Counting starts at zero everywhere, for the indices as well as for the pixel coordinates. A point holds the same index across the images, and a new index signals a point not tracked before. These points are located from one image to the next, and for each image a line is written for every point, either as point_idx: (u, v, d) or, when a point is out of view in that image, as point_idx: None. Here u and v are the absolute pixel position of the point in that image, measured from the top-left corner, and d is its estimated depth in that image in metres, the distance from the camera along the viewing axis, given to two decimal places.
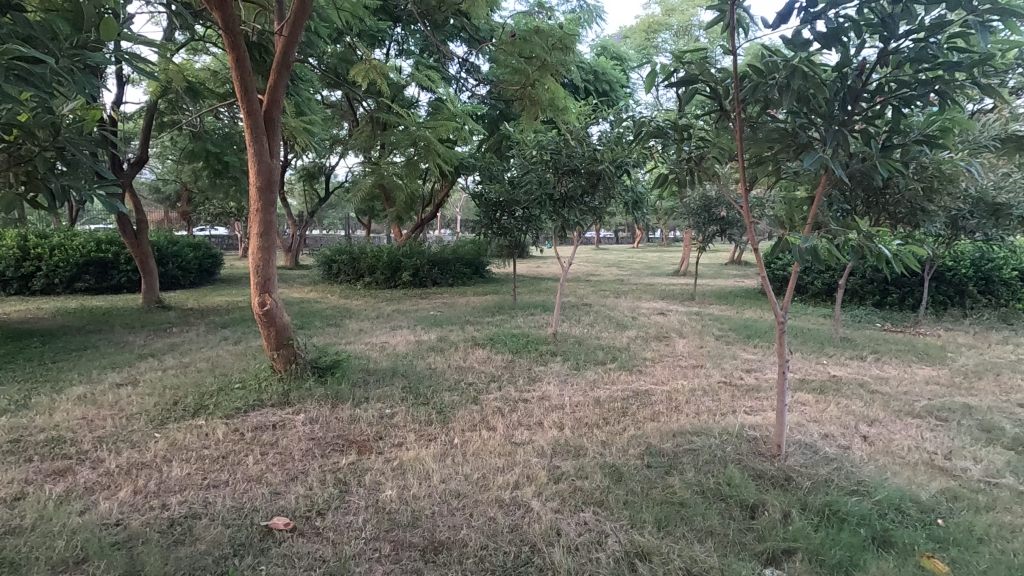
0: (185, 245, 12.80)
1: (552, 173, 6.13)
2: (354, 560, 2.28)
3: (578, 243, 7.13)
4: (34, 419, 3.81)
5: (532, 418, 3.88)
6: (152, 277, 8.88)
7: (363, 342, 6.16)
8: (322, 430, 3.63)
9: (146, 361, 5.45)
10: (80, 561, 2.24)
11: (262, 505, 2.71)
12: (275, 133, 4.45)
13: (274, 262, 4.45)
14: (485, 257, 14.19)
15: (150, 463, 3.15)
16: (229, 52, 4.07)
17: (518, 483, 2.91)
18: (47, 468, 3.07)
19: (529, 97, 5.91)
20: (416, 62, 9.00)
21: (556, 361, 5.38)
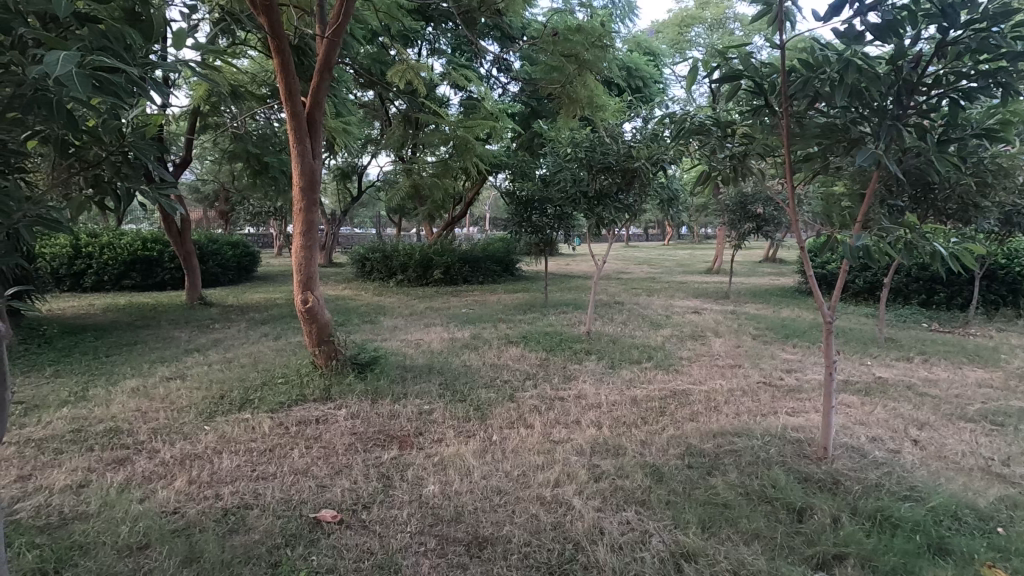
0: (225, 244, 13.19)
1: (586, 171, 6.09)
2: (402, 553, 2.32)
3: (611, 241, 7.09)
4: (93, 410, 4.00)
5: (570, 416, 3.89)
6: (195, 275, 9.17)
7: (398, 339, 6.25)
8: (364, 425, 3.71)
9: (192, 356, 5.64)
10: (143, 547, 2.35)
11: (309, 497, 2.78)
12: (317, 134, 4.54)
13: (316, 261, 4.56)
14: (515, 255, 14.21)
15: (202, 455, 3.27)
16: (274, 57, 4.18)
17: (559, 481, 2.92)
18: (108, 457, 3.23)
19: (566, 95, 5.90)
20: (450, 61, 9.05)
21: (591, 359, 5.35)
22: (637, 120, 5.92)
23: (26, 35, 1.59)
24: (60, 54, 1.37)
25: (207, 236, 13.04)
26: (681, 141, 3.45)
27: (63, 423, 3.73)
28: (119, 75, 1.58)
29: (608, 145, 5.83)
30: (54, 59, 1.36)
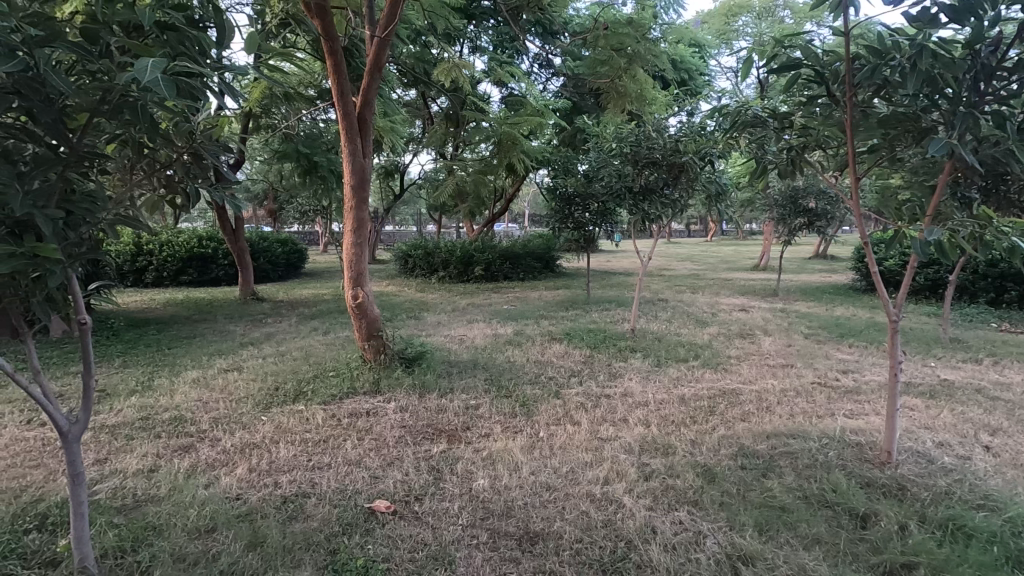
0: (274, 241, 13.65)
1: (632, 166, 5.99)
2: (455, 545, 2.36)
3: (657, 236, 6.98)
4: (159, 399, 4.22)
5: (616, 414, 3.85)
6: (248, 271, 9.51)
7: (442, 335, 6.33)
8: (413, 419, 3.78)
9: (247, 349, 5.87)
10: (210, 530, 2.47)
11: (363, 487, 2.86)
12: (367, 133, 4.65)
13: (366, 257, 4.68)
14: (556, 251, 14.18)
15: (261, 444, 3.40)
16: (327, 59, 4.29)
17: (608, 479, 2.90)
18: (174, 445, 3.40)
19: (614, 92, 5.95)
20: (492, 58, 9.06)
21: (636, 357, 5.29)
22: (683, 114, 5.80)
23: (112, 43, 1.69)
24: (149, 62, 1.44)
25: (257, 234, 13.53)
26: (734, 135, 3.35)
27: (132, 411, 3.95)
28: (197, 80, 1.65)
29: (653, 140, 5.71)
30: (143, 65, 1.43)
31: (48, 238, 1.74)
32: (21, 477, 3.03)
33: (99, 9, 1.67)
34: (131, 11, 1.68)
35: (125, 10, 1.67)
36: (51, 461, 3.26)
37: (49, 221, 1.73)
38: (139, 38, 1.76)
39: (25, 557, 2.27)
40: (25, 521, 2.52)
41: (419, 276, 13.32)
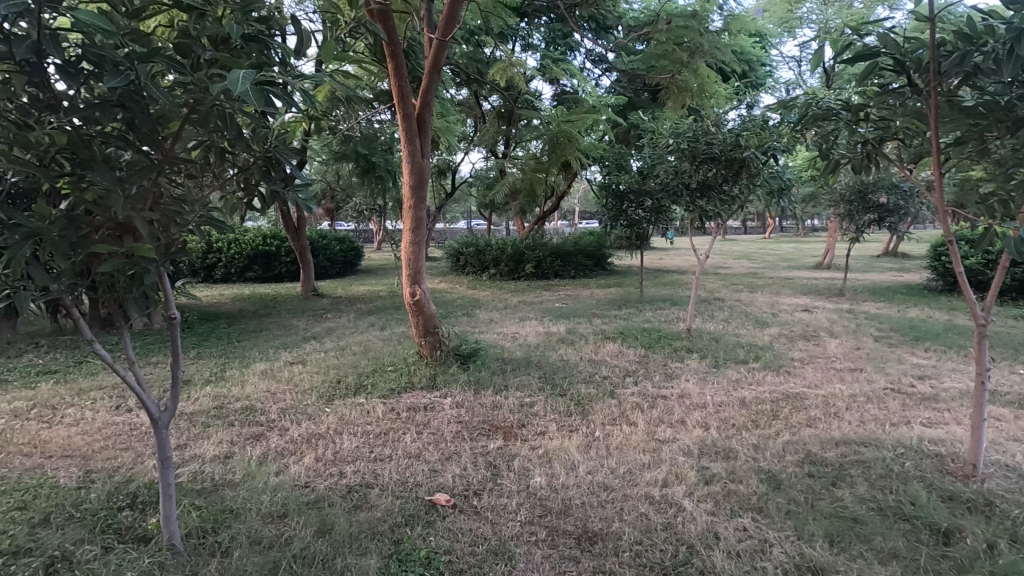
0: (332, 238, 14.14)
1: (689, 162, 5.83)
2: (514, 541, 2.39)
3: (715, 234, 6.78)
4: (231, 389, 4.47)
5: (674, 415, 3.78)
6: (309, 268, 9.89)
7: (495, 332, 6.39)
8: (469, 415, 3.84)
9: (310, 343, 6.12)
10: (283, 515, 2.60)
11: (423, 480, 2.93)
12: (426, 133, 4.75)
13: (424, 255, 4.80)
14: (607, 249, 14.03)
15: (326, 435, 3.55)
16: (388, 61, 4.41)
17: (667, 481, 2.86)
18: (247, 433, 3.59)
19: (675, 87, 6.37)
20: (544, 55, 9.03)
21: (693, 358, 5.16)
22: (743, 107, 5.60)
23: (203, 56, 1.79)
24: (240, 74, 1.52)
25: (317, 233, 14.06)
26: (804, 128, 3.19)
27: (208, 400, 4.20)
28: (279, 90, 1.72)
29: (712, 134, 5.56)
30: (235, 78, 1.52)
31: (144, 240, 1.88)
32: (113, 458, 3.29)
33: (191, 24, 1.77)
34: (220, 25, 1.77)
35: (213, 24, 1.76)
36: (139, 444, 3.52)
37: (145, 224, 1.88)
38: (225, 50, 1.85)
39: (121, 532, 2.47)
40: (119, 500, 2.73)
41: (471, 274, 13.48)
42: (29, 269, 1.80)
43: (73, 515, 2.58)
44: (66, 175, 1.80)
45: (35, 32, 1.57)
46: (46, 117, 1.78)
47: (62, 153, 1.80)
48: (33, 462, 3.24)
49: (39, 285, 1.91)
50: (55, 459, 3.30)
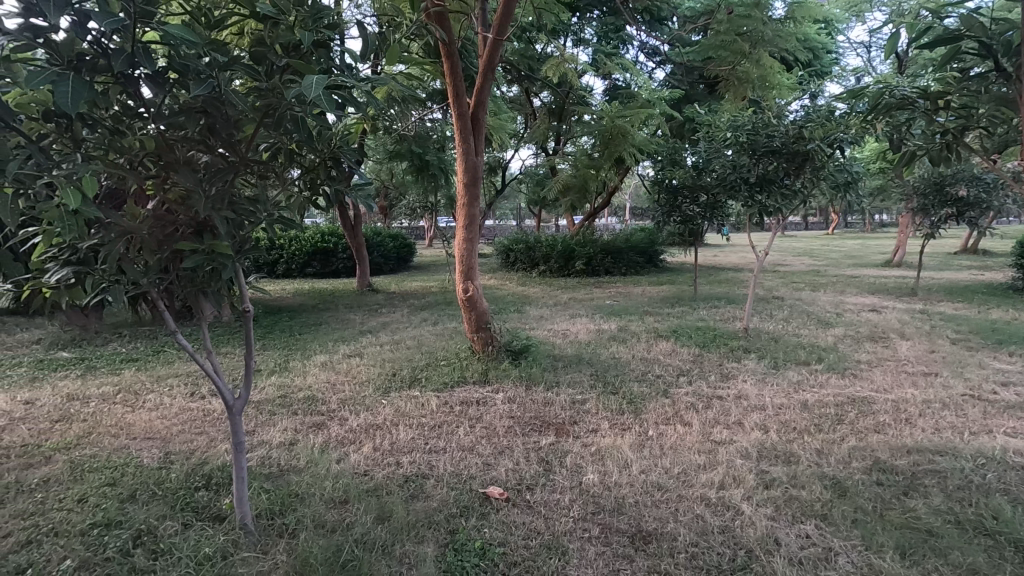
0: (386, 235, 14.52)
1: (748, 156, 5.64)
2: (567, 536, 2.40)
3: (774, 229, 6.52)
4: (294, 379, 4.69)
5: (730, 417, 3.68)
6: (365, 264, 10.20)
7: (545, 329, 6.40)
8: (521, 410, 3.88)
9: (366, 337, 6.32)
10: (344, 500, 2.71)
11: (477, 473, 2.99)
12: (480, 132, 4.82)
13: (476, 252, 4.87)
14: (659, 245, 13.76)
15: (383, 425, 3.67)
16: (444, 61, 4.50)
17: (723, 484, 2.79)
18: (309, 421, 3.77)
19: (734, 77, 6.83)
20: (596, 49, 8.93)
21: (751, 358, 5.00)
22: (807, 97, 5.36)
23: (277, 63, 1.90)
24: (315, 78, 1.60)
25: (371, 230, 14.47)
26: (876, 118, 3.00)
27: (273, 389, 4.42)
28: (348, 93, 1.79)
29: (773, 127, 5.35)
30: (309, 83, 1.60)
31: (223, 237, 2.02)
32: (190, 441, 3.52)
33: (267, 33, 1.87)
34: (293, 33, 1.86)
35: (287, 32, 1.86)
36: (212, 429, 3.76)
37: (223, 223, 2.00)
38: (297, 56, 1.95)
39: (198, 511, 2.64)
40: (196, 480, 2.92)
41: (521, 270, 13.54)
42: (122, 265, 1.96)
43: (156, 492, 2.79)
44: (152, 177, 1.95)
45: (130, 47, 1.70)
46: (136, 124, 1.92)
47: (150, 157, 1.95)
48: (120, 443, 3.51)
49: (129, 279, 2.07)
50: (139, 440, 3.57)
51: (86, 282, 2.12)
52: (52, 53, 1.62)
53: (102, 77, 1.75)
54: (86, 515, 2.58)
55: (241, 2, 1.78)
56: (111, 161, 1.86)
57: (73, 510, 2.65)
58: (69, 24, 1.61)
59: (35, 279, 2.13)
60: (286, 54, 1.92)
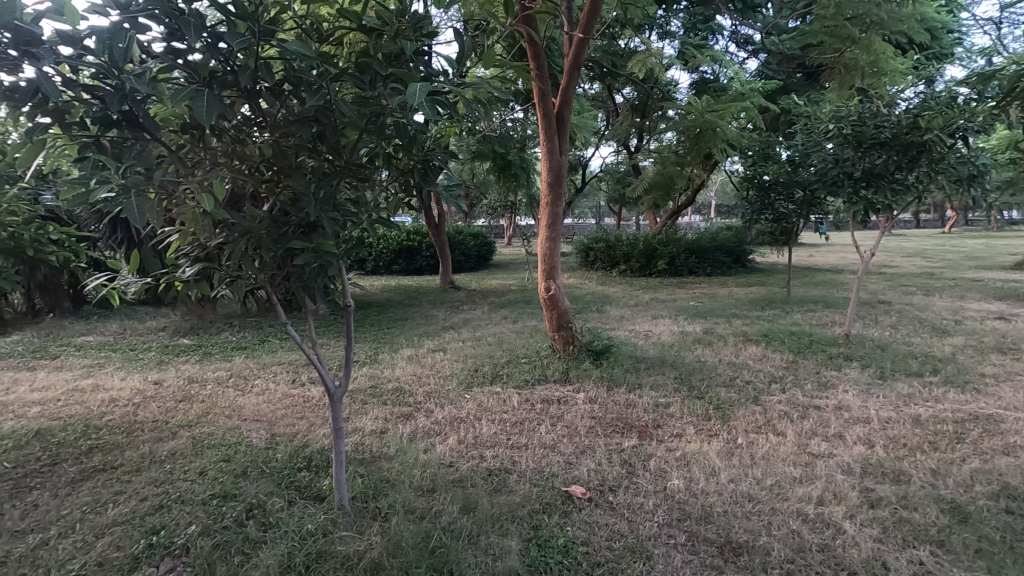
0: (467, 234, 14.87)
1: (852, 148, 5.23)
2: (652, 541, 2.36)
3: (882, 227, 6.00)
4: (383, 371, 4.95)
5: (829, 428, 3.44)
6: (447, 261, 10.50)
7: (627, 329, 6.30)
8: (602, 411, 3.85)
9: (449, 332, 6.52)
10: (431, 489, 2.83)
11: (559, 471, 3.00)
12: (565, 131, 4.83)
13: (559, 252, 4.89)
14: (748, 245, 13.10)
15: (467, 419, 3.78)
16: (530, 62, 4.54)
17: (822, 499, 2.62)
18: (397, 411, 3.95)
19: (842, 65, 6.62)
20: (682, 42, 8.66)
21: (853, 367, 4.64)
22: (922, 83, 4.90)
23: (380, 72, 2.02)
24: (417, 87, 1.70)
25: (453, 228, 14.89)
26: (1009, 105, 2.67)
27: (364, 379, 4.69)
28: (446, 99, 1.88)
29: (883, 117, 4.93)
30: (412, 91, 1.70)
31: (328, 236, 2.18)
32: (292, 425, 3.81)
33: (371, 44, 2.00)
34: (395, 43, 1.99)
35: (389, 43, 1.99)
36: (311, 414, 4.04)
37: (329, 223, 2.15)
38: (397, 64, 2.06)
39: (300, 489, 2.86)
40: (298, 461, 3.16)
41: (600, 270, 13.38)
42: (242, 262, 2.14)
43: (265, 470, 3.05)
44: (267, 181, 2.13)
45: (253, 63, 1.88)
46: (255, 133, 2.11)
47: (266, 164, 2.14)
48: (233, 423, 3.87)
49: (247, 274, 2.26)
50: (249, 421, 3.91)
51: (211, 276, 2.34)
52: (189, 72, 1.81)
53: (229, 92, 1.93)
54: (207, 486, 2.87)
55: (349, 17, 1.94)
56: (234, 167, 2.07)
57: (195, 481, 2.96)
58: (204, 46, 1.80)
59: (169, 272, 2.38)
60: (386, 60, 2.03)
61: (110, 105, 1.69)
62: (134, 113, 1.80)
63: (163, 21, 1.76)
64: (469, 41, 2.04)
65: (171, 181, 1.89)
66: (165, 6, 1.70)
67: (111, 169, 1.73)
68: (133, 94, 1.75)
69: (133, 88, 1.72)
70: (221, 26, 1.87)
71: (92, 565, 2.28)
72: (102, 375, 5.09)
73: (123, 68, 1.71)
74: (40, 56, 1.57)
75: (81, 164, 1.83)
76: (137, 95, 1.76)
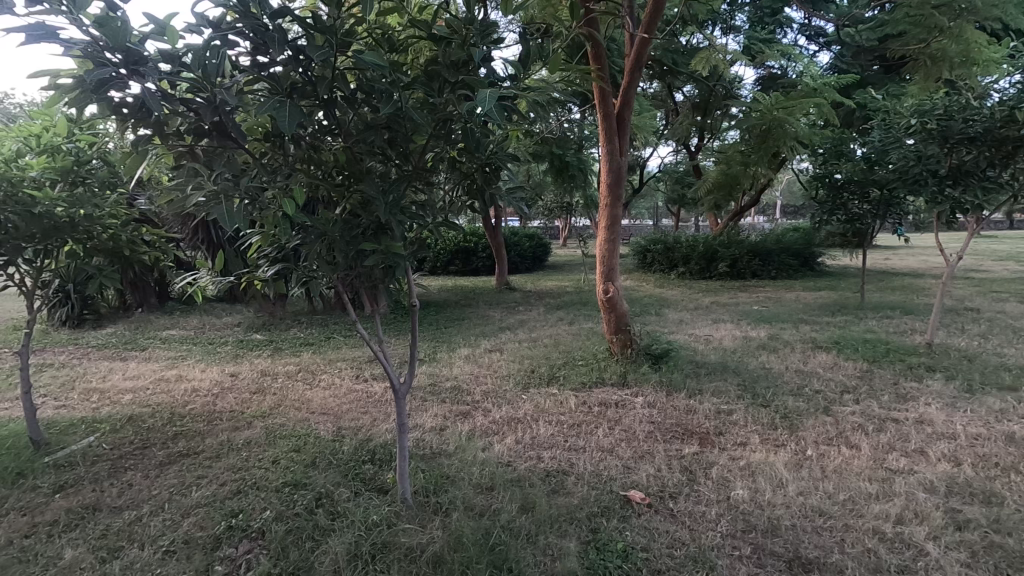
0: (523, 236, 14.95)
1: (938, 145, 4.88)
2: (714, 551, 2.30)
3: (970, 228, 5.57)
4: (442, 369, 5.06)
5: (910, 443, 3.24)
6: (503, 263, 10.59)
7: (687, 333, 6.16)
8: (661, 416, 3.78)
9: (505, 333, 6.58)
10: (490, 487, 2.87)
11: (617, 475, 2.97)
12: (625, 131, 4.78)
13: (618, 254, 4.84)
14: (817, 247, 12.50)
15: (524, 419, 3.81)
16: (591, 63, 4.52)
17: (901, 518, 2.47)
18: (456, 410, 4.03)
19: (927, 57, 6.20)
20: (748, 37, 8.36)
21: (936, 378, 4.32)
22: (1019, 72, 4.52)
23: (450, 80, 2.08)
24: (487, 94, 1.75)
25: (509, 230, 15.00)
26: None
27: (423, 377, 4.81)
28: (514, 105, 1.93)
29: (973, 110, 4.58)
30: (482, 97, 1.76)
31: (396, 238, 2.27)
32: (356, 419, 3.97)
33: (440, 52, 2.06)
34: (463, 50, 2.04)
35: (458, 50, 2.04)
36: (374, 409, 4.19)
37: (398, 226, 2.23)
38: (465, 71, 2.11)
39: (365, 481, 2.98)
40: (363, 454, 3.29)
41: (658, 272, 13.11)
42: (317, 262, 2.26)
43: (332, 461, 3.19)
44: (340, 186, 2.23)
45: (330, 73, 1.98)
46: (330, 142, 2.21)
47: (339, 170, 2.24)
48: (303, 415, 4.07)
49: (321, 274, 2.38)
50: (317, 414, 4.10)
51: (287, 276, 2.47)
52: (272, 83, 1.93)
53: (307, 101, 2.05)
54: (279, 474, 3.04)
55: (420, 27, 2.00)
56: (311, 173, 2.18)
57: (269, 469, 3.14)
58: (286, 59, 1.91)
59: (249, 271, 2.52)
60: (454, 69, 2.08)
61: (204, 116, 1.83)
62: (224, 123, 1.95)
63: (250, 37, 1.89)
64: (539, 46, 2.07)
65: (255, 187, 2.02)
66: (252, 22, 1.82)
67: (203, 176, 1.87)
68: (222, 105, 1.88)
69: (223, 100, 1.86)
70: (301, 39, 1.98)
71: (179, 542, 2.47)
72: (184, 367, 5.47)
73: (215, 82, 1.85)
74: (145, 73, 1.73)
75: (178, 172, 1.99)
76: (226, 107, 1.90)
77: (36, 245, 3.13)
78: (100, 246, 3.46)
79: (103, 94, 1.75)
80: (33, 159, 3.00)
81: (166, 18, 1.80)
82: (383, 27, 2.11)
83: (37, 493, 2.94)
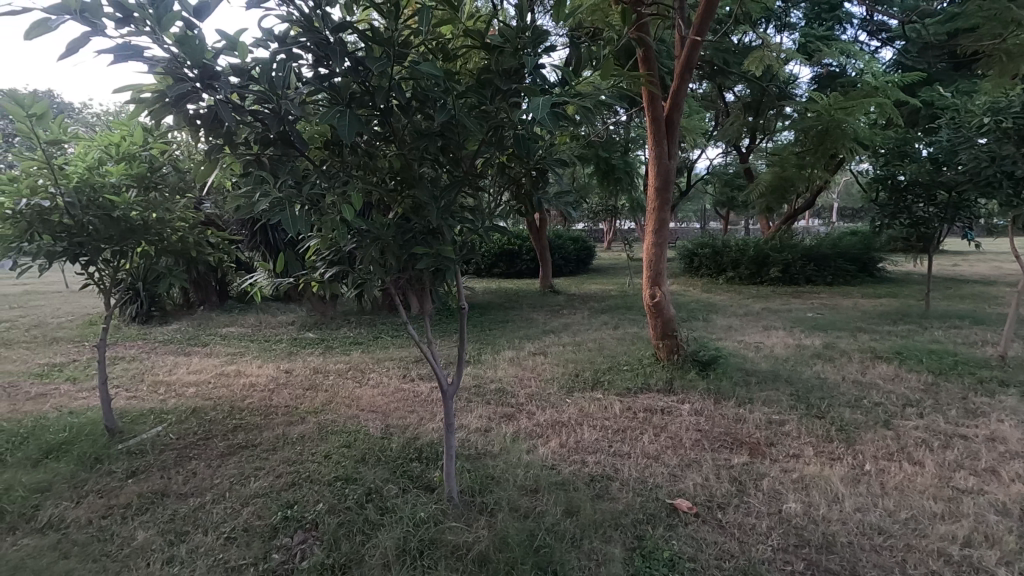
0: (567, 238, 14.91)
1: (1013, 144, 4.58)
2: (765, 565, 2.24)
3: None
4: (486, 371, 5.11)
5: (980, 461, 3.05)
6: (547, 265, 10.59)
7: (736, 340, 5.99)
8: (709, 424, 3.70)
9: (549, 336, 6.58)
10: (535, 489, 2.89)
11: (663, 483, 2.94)
12: (675, 134, 4.71)
13: (665, 258, 4.76)
14: (877, 251, 11.93)
15: (568, 423, 3.81)
16: (641, 66, 4.48)
17: (969, 541, 2.34)
18: (501, 411, 4.07)
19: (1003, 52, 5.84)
20: (804, 34, 8.09)
21: (1009, 394, 4.05)
22: None
23: (501, 87, 2.12)
24: (540, 100, 1.76)
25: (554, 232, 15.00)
26: None
27: (468, 378, 4.89)
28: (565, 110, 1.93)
29: None
30: (535, 104, 1.77)
31: (447, 242, 2.33)
32: (404, 418, 4.06)
33: (493, 60, 2.12)
34: (516, 57, 2.09)
35: (511, 57, 2.09)
36: (421, 408, 4.28)
37: (449, 231, 2.29)
38: (517, 78, 2.16)
39: (413, 478, 3.05)
40: (410, 452, 3.37)
41: (706, 276, 12.80)
42: (371, 265, 2.34)
43: (381, 457, 3.29)
44: (394, 191, 2.31)
45: (387, 82, 2.05)
46: (386, 148, 2.30)
47: (394, 175, 2.32)
48: (353, 412, 4.21)
49: (375, 276, 2.46)
50: (367, 411, 4.23)
51: (344, 277, 2.57)
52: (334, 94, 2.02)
53: (365, 109, 2.12)
54: (332, 468, 3.16)
55: (474, 36, 2.07)
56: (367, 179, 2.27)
57: (321, 463, 3.26)
58: (346, 70, 2.00)
59: (307, 272, 2.64)
60: (504, 76, 2.13)
61: (270, 126, 1.94)
62: (287, 132, 2.05)
63: (312, 50, 1.98)
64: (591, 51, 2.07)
65: (316, 192, 2.11)
66: (315, 36, 1.92)
67: (270, 182, 1.98)
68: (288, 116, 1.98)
69: (287, 109, 1.96)
70: (360, 51, 2.07)
71: (240, 530, 2.60)
72: (242, 362, 5.75)
73: (280, 94, 1.96)
74: (219, 86, 1.85)
75: (245, 178, 2.10)
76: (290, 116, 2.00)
77: (115, 247, 3.35)
78: (169, 248, 3.63)
79: (181, 106, 1.88)
80: (112, 166, 3.24)
81: (236, 34, 1.91)
82: (438, 36, 2.17)
83: (113, 477, 3.16)
